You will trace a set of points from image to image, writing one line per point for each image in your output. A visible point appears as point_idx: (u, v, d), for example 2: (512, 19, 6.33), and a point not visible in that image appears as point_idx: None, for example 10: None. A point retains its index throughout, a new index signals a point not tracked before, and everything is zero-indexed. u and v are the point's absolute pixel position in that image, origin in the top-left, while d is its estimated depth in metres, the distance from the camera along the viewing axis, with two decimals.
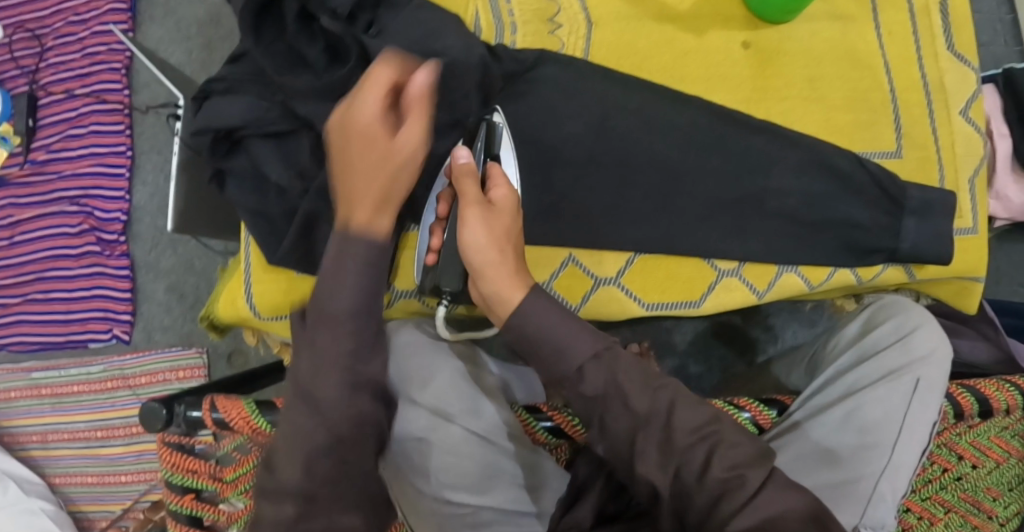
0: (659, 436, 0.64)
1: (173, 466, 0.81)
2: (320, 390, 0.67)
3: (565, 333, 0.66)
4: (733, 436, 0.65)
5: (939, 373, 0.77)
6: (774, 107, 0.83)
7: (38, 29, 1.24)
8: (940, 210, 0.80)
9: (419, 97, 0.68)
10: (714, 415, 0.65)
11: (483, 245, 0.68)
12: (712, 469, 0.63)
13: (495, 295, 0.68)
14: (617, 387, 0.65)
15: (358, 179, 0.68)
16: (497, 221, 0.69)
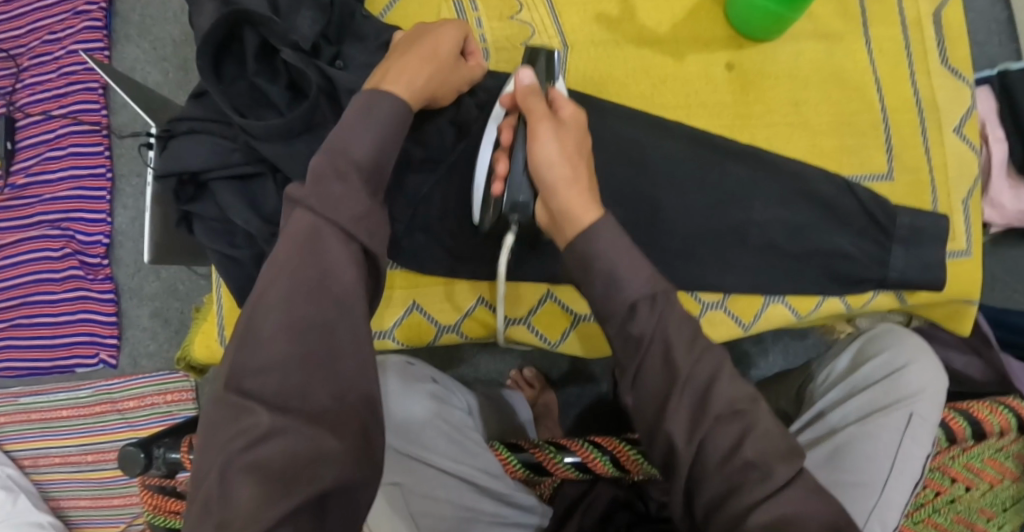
0: (694, 400, 0.60)
1: (154, 508, 0.77)
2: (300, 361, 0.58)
3: (622, 268, 0.63)
4: (766, 420, 0.60)
5: (931, 408, 0.76)
6: (759, 133, 0.81)
7: (13, 49, 1.23)
8: (931, 238, 0.77)
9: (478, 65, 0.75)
10: (753, 397, 0.61)
11: (556, 158, 0.67)
12: (742, 451, 0.59)
13: (568, 206, 0.65)
14: (665, 334, 0.61)
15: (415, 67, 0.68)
16: (568, 137, 0.68)
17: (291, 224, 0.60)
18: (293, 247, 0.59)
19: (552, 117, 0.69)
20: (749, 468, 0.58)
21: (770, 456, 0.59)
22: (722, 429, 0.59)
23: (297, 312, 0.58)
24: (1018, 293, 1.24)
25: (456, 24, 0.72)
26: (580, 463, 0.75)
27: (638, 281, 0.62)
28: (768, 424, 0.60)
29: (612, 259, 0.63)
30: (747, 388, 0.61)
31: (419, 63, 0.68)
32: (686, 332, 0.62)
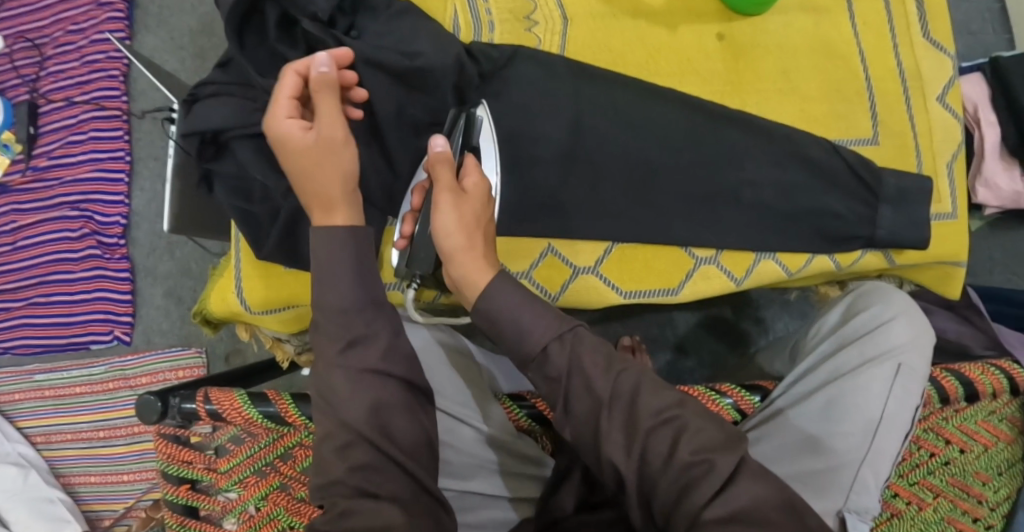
0: (623, 416, 0.62)
1: (169, 457, 0.83)
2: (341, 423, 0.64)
3: (527, 317, 0.65)
4: (698, 419, 0.62)
5: (918, 360, 0.79)
6: (750, 100, 0.84)
7: (37, 38, 1.27)
8: (917, 197, 0.80)
9: (325, 81, 0.68)
10: (680, 399, 0.63)
11: (453, 230, 0.66)
12: (678, 452, 0.60)
13: (465, 273, 0.66)
14: (580, 367, 0.63)
15: (309, 186, 0.68)
16: (469, 209, 0.68)
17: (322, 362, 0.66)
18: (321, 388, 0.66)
19: (449, 184, 0.68)
20: (692, 465, 0.59)
21: (709, 449, 0.60)
22: (657, 435, 0.61)
23: (335, 431, 0.64)
24: (1015, 277, 1.27)
25: (284, 118, 0.68)
26: None
27: (544, 326, 0.64)
28: (699, 420, 0.62)
29: (509, 321, 0.65)
30: (671, 393, 0.63)
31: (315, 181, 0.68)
32: (601, 360, 0.64)
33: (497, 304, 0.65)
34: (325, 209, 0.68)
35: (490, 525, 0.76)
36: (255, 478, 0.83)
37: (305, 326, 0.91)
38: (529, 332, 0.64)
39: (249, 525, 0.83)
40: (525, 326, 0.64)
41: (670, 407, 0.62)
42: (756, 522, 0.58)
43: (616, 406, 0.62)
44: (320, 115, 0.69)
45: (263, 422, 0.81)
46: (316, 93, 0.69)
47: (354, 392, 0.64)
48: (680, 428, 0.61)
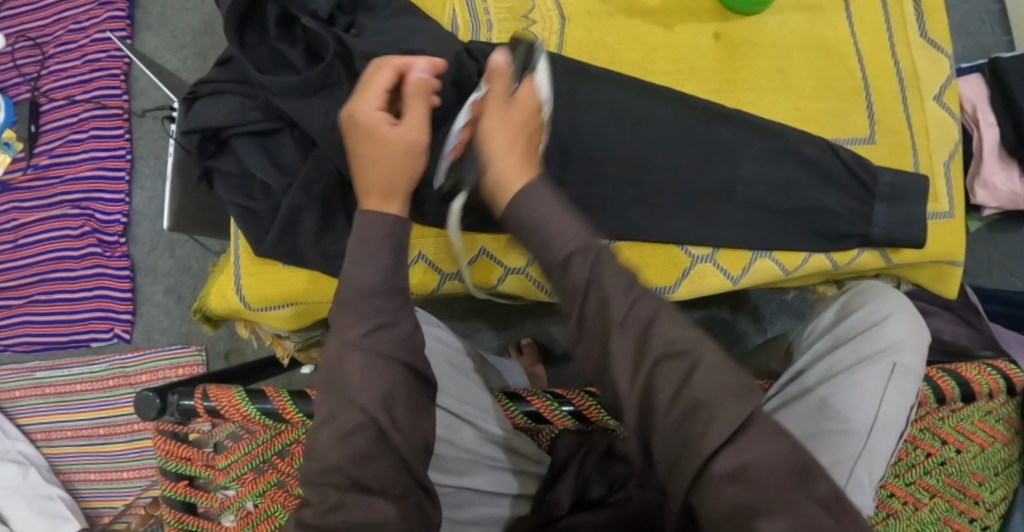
0: (635, 341, 0.57)
1: (167, 453, 0.83)
2: (337, 407, 0.64)
3: (555, 225, 0.59)
4: (715, 360, 0.57)
5: (913, 359, 0.79)
6: (746, 98, 0.84)
7: (39, 37, 1.28)
8: (912, 194, 0.80)
9: (423, 85, 0.69)
10: (698, 337, 0.58)
11: (499, 137, 0.62)
12: (690, 387, 0.55)
13: (504, 173, 0.61)
14: (601, 285, 0.58)
15: (372, 174, 0.68)
16: (516, 116, 0.64)
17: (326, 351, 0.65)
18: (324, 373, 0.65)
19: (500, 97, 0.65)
20: (699, 407, 0.55)
21: (718, 398, 0.55)
22: (666, 370, 0.56)
23: (340, 415, 0.63)
24: (1014, 278, 1.27)
25: (367, 106, 0.68)
26: (577, 412, 0.78)
27: (570, 234, 0.59)
28: (716, 360, 0.57)
29: (543, 223, 0.59)
30: (690, 328, 0.58)
31: (380, 168, 0.68)
32: (622, 282, 0.58)
33: (530, 204, 0.60)
34: (383, 199, 0.67)
35: (486, 521, 0.77)
36: (252, 474, 0.83)
37: (304, 323, 0.91)
38: (560, 238, 0.59)
39: (247, 521, 0.84)
40: (553, 233, 0.59)
41: (686, 343, 0.57)
42: (764, 478, 0.54)
43: (630, 330, 0.57)
44: (407, 114, 0.69)
45: (261, 419, 0.82)
46: (410, 95, 0.69)
47: (367, 380, 0.63)
48: (691, 367, 0.56)
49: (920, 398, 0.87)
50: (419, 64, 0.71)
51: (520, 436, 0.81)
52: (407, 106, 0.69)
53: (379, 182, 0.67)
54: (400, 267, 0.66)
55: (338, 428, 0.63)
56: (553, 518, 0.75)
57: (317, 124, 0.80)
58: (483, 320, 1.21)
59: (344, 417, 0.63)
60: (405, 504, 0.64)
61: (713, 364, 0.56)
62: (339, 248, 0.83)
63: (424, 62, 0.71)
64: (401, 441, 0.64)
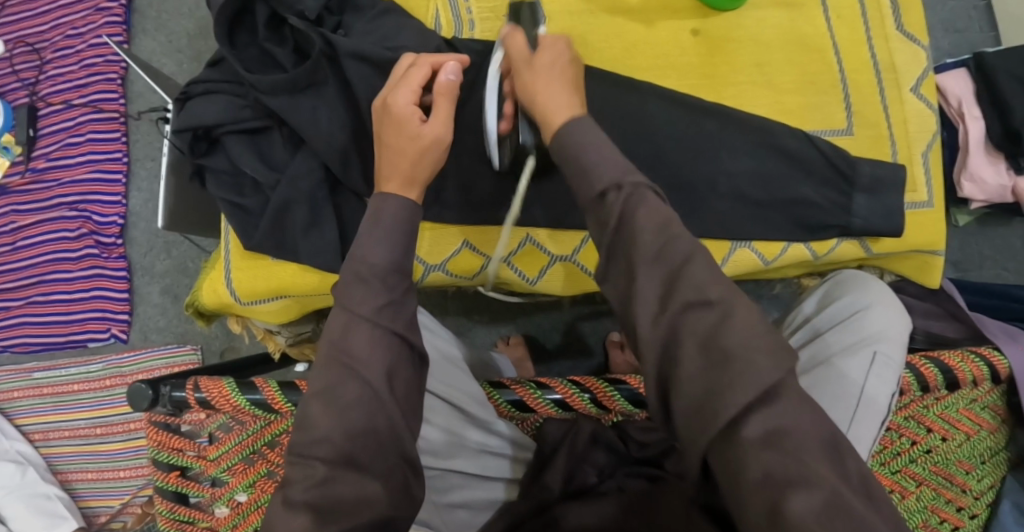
0: (662, 280, 0.58)
1: (159, 444, 0.84)
2: (336, 379, 0.65)
3: (591, 159, 0.63)
4: (748, 309, 0.57)
5: (895, 348, 0.79)
6: (726, 92, 0.85)
7: (37, 43, 1.31)
8: (891, 185, 0.81)
9: (451, 86, 0.74)
10: (731, 287, 0.57)
11: (540, 87, 0.68)
12: (722, 337, 0.55)
13: (548, 107, 0.67)
14: (631, 226, 0.60)
15: (394, 162, 0.72)
16: (549, 65, 0.69)
17: (331, 326, 0.67)
18: (329, 345, 0.66)
19: (522, 52, 0.71)
20: (730, 359, 0.55)
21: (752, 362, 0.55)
22: (696, 315, 0.56)
23: (337, 389, 0.65)
24: (1004, 272, 1.28)
25: (399, 96, 0.73)
26: (561, 401, 0.79)
27: (609, 168, 0.62)
28: (748, 312, 0.57)
29: (587, 151, 0.64)
30: (724, 278, 0.58)
31: (402, 157, 0.72)
32: (657, 220, 0.60)
33: (574, 133, 0.65)
34: (403, 187, 0.72)
35: (471, 503, 0.78)
36: (243, 465, 0.85)
37: (294, 317, 0.92)
38: (600, 167, 0.63)
39: (239, 511, 0.85)
40: (592, 161, 0.63)
41: (718, 292, 0.57)
42: (798, 444, 0.54)
43: (659, 265, 0.58)
44: (435, 111, 0.74)
45: (251, 410, 0.83)
46: (438, 95, 0.74)
47: (372, 354, 0.65)
48: (723, 320, 0.56)
49: (903, 386, 0.87)
50: (446, 65, 0.75)
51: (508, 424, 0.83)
52: (435, 104, 0.74)
53: (389, 169, 0.72)
54: (384, 258, 0.68)
55: (337, 401, 0.64)
56: (547, 504, 0.78)
57: (304, 119, 0.81)
58: (474, 318, 1.22)
59: (345, 391, 0.65)
60: (391, 483, 0.65)
61: (746, 321, 0.56)
62: (327, 242, 0.83)
63: (451, 64, 0.75)
64: (400, 420, 0.65)
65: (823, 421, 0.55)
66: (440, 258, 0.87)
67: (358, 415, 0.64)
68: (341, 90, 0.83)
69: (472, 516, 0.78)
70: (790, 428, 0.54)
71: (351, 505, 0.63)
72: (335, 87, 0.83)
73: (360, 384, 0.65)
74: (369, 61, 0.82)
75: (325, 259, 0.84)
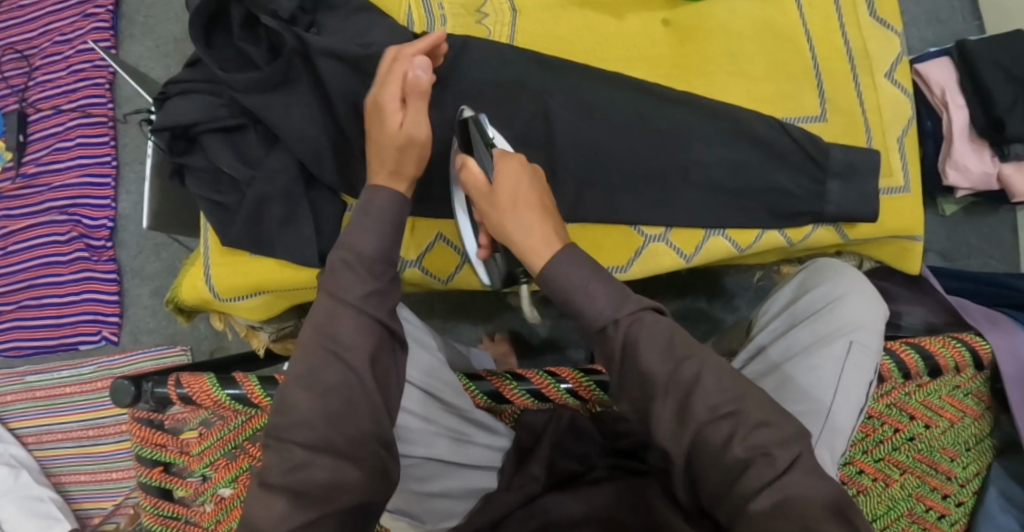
0: (678, 399, 0.61)
1: (142, 440, 0.85)
2: (315, 365, 0.65)
3: (581, 297, 0.63)
4: (758, 412, 0.60)
5: (871, 336, 0.79)
6: (697, 81, 0.86)
7: (27, 50, 1.32)
8: (866, 170, 0.81)
9: (421, 83, 0.74)
10: (737, 392, 0.61)
11: (515, 228, 0.66)
12: (732, 449, 0.59)
13: (528, 240, 0.65)
14: (636, 355, 0.61)
15: (379, 158, 0.73)
16: (523, 201, 0.67)
17: (315, 310, 0.67)
18: (314, 330, 0.66)
19: (483, 180, 0.69)
20: (742, 460, 0.59)
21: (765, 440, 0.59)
22: (713, 428, 0.60)
23: (318, 375, 0.65)
24: (992, 261, 1.29)
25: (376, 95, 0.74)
26: (537, 391, 0.81)
27: (605, 305, 0.62)
28: (758, 406, 0.60)
29: (586, 284, 0.63)
30: (731, 382, 0.61)
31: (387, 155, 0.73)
32: (660, 342, 0.61)
33: (566, 266, 0.64)
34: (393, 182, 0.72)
35: (451, 490, 0.78)
36: (225, 460, 0.86)
37: (273, 313, 0.93)
38: (602, 304, 0.62)
39: (221, 506, 0.86)
40: (594, 294, 0.63)
41: (729, 401, 0.60)
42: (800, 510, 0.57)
43: (668, 386, 0.61)
44: (411, 110, 0.74)
45: (231, 405, 0.84)
46: (410, 92, 0.74)
47: (357, 340, 0.66)
48: (739, 425, 0.59)
49: (884, 372, 0.87)
50: (417, 61, 0.74)
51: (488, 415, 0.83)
52: (410, 103, 0.74)
53: (381, 159, 0.73)
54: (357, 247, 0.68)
55: (319, 384, 0.65)
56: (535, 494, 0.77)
57: (277, 117, 0.82)
58: (461, 315, 1.22)
59: (326, 377, 0.65)
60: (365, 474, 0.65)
61: (764, 423, 0.60)
62: (304, 236, 0.84)
63: (421, 60, 0.74)
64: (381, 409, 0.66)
65: (829, 487, 0.58)
66: (415, 253, 0.88)
67: (339, 401, 0.65)
68: (314, 86, 0.84)
69: (453, 505, 0.78)
70: (796, 495, 0.58)
71: (323, 497, 0.63)
72: (308, 83, 0.84)
73: (342, 370, 0.65)
74: (341, 58, 0.82)
75: (302, 254, 0.84)
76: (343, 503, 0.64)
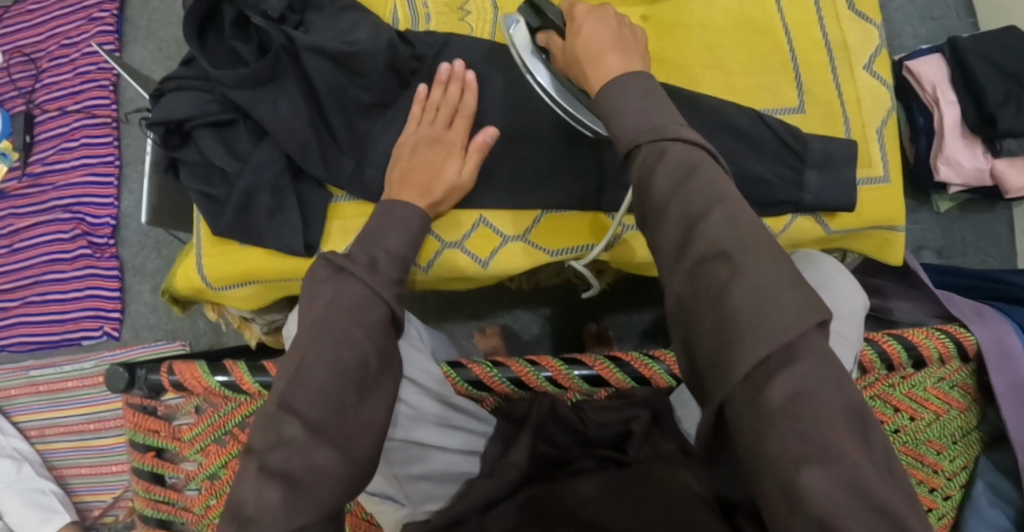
0: (682, 230, 0.60)
1: (136, 425, 0.88)
2: (334, 346, 0.68)
3: (626, 115, 0.67)
4: (761, 266, 0.57)
5: (851, 327, 0.79)
6: (674, 74, 0.87)
7: (34, 53, 1.36)
8: (842, 159, 0.83)
9: (483, 145, 0.84)
10: (744, 243, 0.58)
11: (597, 41, 0.73)
12: (732, 299, 0.57)
13: (600, 69, 0.72)
14: (649, 179, 0.63)
15: (408, 174, 0.82)
16: (597, 28, 0.74)
17: (344, 292, 0.70)
18: (342, 313, 0.69)
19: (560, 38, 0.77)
20: (740, 314, 0.56)
21: (767, 303, 0.56)
22: (710, 268, 0.58)
23: (342, 358, 0.67)
24: (988, 258, 1.30)
25: (438, 131, 0.85)
26: (516, 379, 0.84)
27: (637, 125, 0.65)
28: (760, 269, 0.57)
29: (629, 108, 0.67)
30: (744, 225, 0.59)
31: (423, 172, 0.82)
32: (680, 171, 0.62)
33: (613, 95, 0.68)
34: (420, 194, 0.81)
35: (433, 474, 0.78)
36: (215, 447, 0.87)
37: (263, 303, 0.94)
38: (637, 129, 0.65)
39: (212, 491, 0.87)
40: (630, 119, 0.66)
41: (729, 244, 0.58)
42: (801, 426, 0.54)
43: (679, 216, 0.61)
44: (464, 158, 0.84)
45: (221, 391, 0.86)
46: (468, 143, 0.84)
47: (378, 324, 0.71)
48: (737, 272, 0.57)
49: (866, 363, 0.87)
50: (486, 129, 0.85)
51: (471, 402, 0.85)
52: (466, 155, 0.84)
53: (428, 188, 0.81)
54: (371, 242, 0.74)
55: (338, 364, 0.67)
56: (513, 481, 0.78)
57: (265, 110, 0.84)
58: (454, 312, 1.23)
59: (344, 356, 0.68)
60: (349, 451, 0.66)
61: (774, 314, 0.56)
62: (290, 226, 0.86)
63: (490, 130, 0.85)
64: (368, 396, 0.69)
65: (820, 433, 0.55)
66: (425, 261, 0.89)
67: (347, 390, 0.67)
68: (301, 80, 0.86)
69: (436, 489, 0.79)
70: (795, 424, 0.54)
71: (299, 473, 0.64)
72: (295, 78, 0.86)
73: (360, 351, 0.68)
74: (327, 55, 0.84)
75: (289, 244, 0.86)
76: (321, 493, 0.64)
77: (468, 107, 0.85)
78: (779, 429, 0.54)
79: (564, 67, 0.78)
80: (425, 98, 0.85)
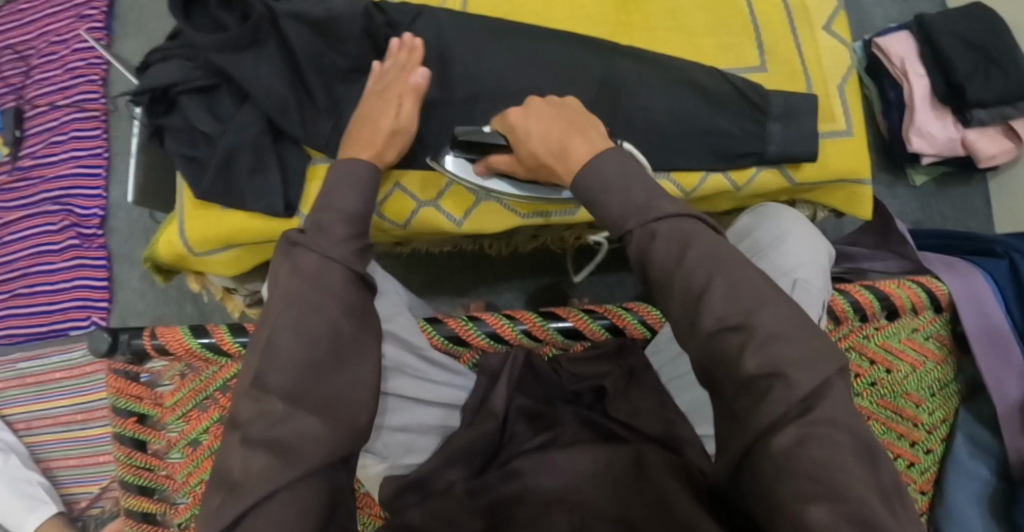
0: (679, 279, 0.64)
1: (118, 391, 0.87)
2: (305, 307, 0.68)
3: (610, 199, 0.69)
4: (771, 325, 0.61)
5: (813, 273, 0.80)
6: (641, 37, 0.90)
7: (24, 50, 1.40)
8: (804, 111, 0.85)
9: (416, 88, 0.83)
10: (749, 309, 0.62)
11: (554, 134, 0.74)
12: (746, 363, 0.61)
13: (570, 158, 0.73)
14: (648, 261, 0.66)
15: (358, 134, 0.81)
16: (546, 121, 0.75)
17: (299, 263, 0.70)
18: (303, 281, 0.69)
19: (506, 155, 0.80)
20: (758, 379, 0.60)
21: (782, 364, 0.60)
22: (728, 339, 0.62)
23: (313, 324, 0.68)
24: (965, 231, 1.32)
25: (374, 91, 0.84)
26: (494, 332, 0.83)
27: (625, 205, 0.68)
28: (769, 322, 0.62)
29: (611, 191, 0.69)
30: (744, 300, 0.62)
31: (368, 131, 0.81)
32: (675, 245, 0.65)
33: (592, 178, 0.70)
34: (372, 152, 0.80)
35: (413, 426, 0.80)
36: (197, 412, 0.89)
37: (246, 269, 0.96)
38: (623, 209, 0.68)
39: (194, 456, 0.89)
40: (616, 198, 0.68)
41: (740, 316, 0.62)
42: (817, 456, 0.58)
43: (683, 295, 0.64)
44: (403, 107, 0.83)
45: (202, 353, 0.86)
46: (405, 95, 0.83)
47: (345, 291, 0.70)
48: (750, 340, 0.61)
49: (840, 314, 0.88)
50: (419, 70, 0.84)
51: (449, 357, 0.84)
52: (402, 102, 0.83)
53: (371, 139, 0.81)
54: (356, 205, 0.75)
55: (306, 332, 0.68)
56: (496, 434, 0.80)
57: (244, 74, 0.86)
58: (437, 290, 1.24)
59: (312, 324, 0.68)
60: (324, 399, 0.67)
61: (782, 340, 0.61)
62: (269, 186, 0.88)
63: (422, 70, 0.84)
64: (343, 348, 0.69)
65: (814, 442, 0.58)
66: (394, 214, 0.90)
67: (322, 348, 0.68)
68: (280, 46, 0.87)
69: (416, 441, 0.80)
70: (813, 432, 0.58)
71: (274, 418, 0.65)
72: (275, 44, 0.87)
73: (330, 321, 0.68)
74: (304, 22, 0.86)
75: (270, 209, 0.88)
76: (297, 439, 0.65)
77: (411, 64, 0.84)
78: (794, 477, 0.58)
79: (528, 176, 0.80)
80: (381, 70, 0.85)
